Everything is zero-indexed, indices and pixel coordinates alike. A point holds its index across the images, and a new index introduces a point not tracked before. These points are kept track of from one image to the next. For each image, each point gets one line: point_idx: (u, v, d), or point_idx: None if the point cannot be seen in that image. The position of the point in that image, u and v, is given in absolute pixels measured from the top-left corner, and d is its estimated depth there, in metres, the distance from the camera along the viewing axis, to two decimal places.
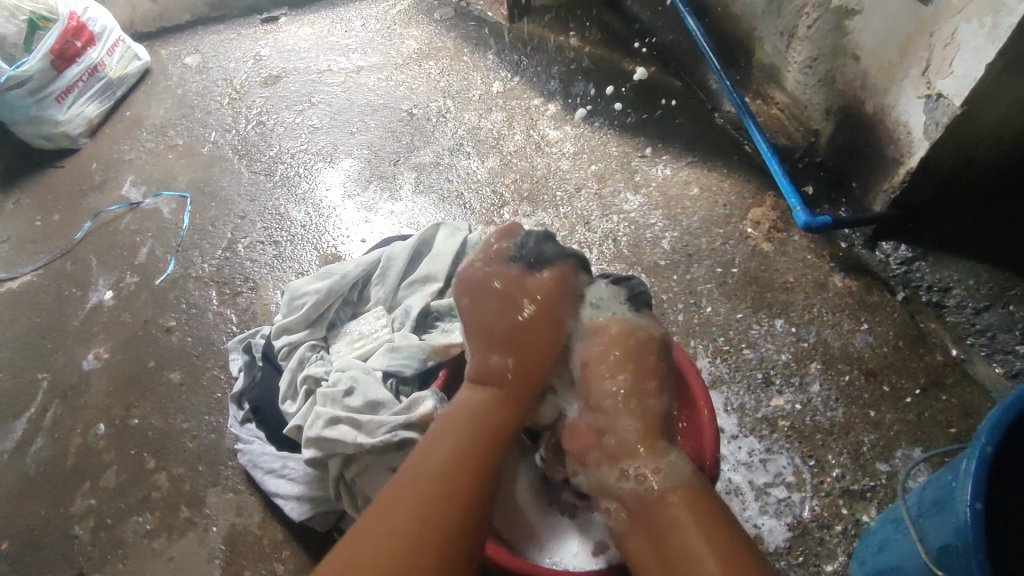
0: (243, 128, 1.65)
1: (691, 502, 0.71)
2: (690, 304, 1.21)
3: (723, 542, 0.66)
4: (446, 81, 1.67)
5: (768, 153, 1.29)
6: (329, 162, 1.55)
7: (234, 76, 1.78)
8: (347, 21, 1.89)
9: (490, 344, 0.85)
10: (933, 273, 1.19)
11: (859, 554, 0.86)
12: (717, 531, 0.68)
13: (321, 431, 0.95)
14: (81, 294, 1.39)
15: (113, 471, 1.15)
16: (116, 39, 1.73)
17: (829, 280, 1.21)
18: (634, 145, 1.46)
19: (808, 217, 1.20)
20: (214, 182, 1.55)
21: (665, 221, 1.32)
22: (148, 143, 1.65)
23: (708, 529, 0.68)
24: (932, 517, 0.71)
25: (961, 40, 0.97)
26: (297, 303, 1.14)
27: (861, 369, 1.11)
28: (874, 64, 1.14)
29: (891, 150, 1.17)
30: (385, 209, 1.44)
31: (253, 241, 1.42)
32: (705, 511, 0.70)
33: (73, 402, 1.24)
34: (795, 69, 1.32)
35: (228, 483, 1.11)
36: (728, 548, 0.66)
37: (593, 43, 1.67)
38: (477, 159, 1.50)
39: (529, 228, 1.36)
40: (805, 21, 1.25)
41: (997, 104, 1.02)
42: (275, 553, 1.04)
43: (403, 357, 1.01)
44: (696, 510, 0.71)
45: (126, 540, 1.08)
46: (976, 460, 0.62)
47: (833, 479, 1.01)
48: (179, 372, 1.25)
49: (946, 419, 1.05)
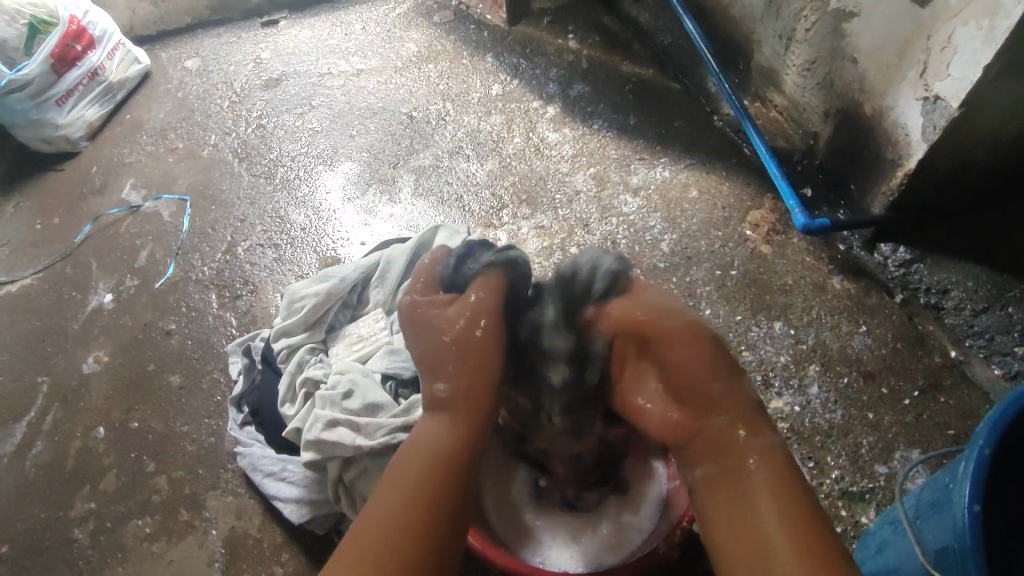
0: (243, 131, 1.65)
1: (777, 480, 0.72)
2: (689, 306, 1.21)
3: (798, 527, 0.67)
4: (446, 84, 1.68)
5: (766, 155, 1.30)
6: (328, 165, 1.55)
7: (234, 79, 1.78)
8: (346, 25, 1.89)
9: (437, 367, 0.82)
10: (931, 275, 1.19)
11: (858, 556, 0.86)
12: (802, 516, 0.68)
13: (321, 434, 0.95)
14: (81, 297, 1.39)
15: (113, 474, 1.15)
16: (116, 43, 1.74)
17: (828, 282, 1.22)
18: (633, 147, 1.46)
19: (807, 220, 1.20)
20: (214, 186, 1.55)
21: (664, 224, 1.33)
22: (148, 147, 1.66)
23: (792, 519, 0.68)
24: (930, 520, 0.71)
25: (959, 42, 0.97)
26: (296, 306, 1.14)
27: (860, 372, 1.11)
28: (872, 67, 1.14)
29: (889, 152, 1.17)
30: (385, 212, 1.45)
31: (253, 244, 1.43)
32: (788, 492, 0.71)
33: (73, 406, 1.25)
34: (794, 72, 1.32)
35: (227, 485, 1.11)
36: (805, 537, 0.66)
37: (592, 46, 1.68)
38: (476, 162, 1.50)
39: (528, 230, 1.36)
40: (804, 24, 1.25)
41: (995, 106, 1.03)
42: (274, 555, 1.04)
43: (402, 359, 1.03)
44: (786, 501, 0.70)
45: (127, 542, 1.08)
46: (974, 462, 0.62)
47: (832, 481, 1.01)
48: (179, 376, 1.25)
49: (945, 421, 1.05)
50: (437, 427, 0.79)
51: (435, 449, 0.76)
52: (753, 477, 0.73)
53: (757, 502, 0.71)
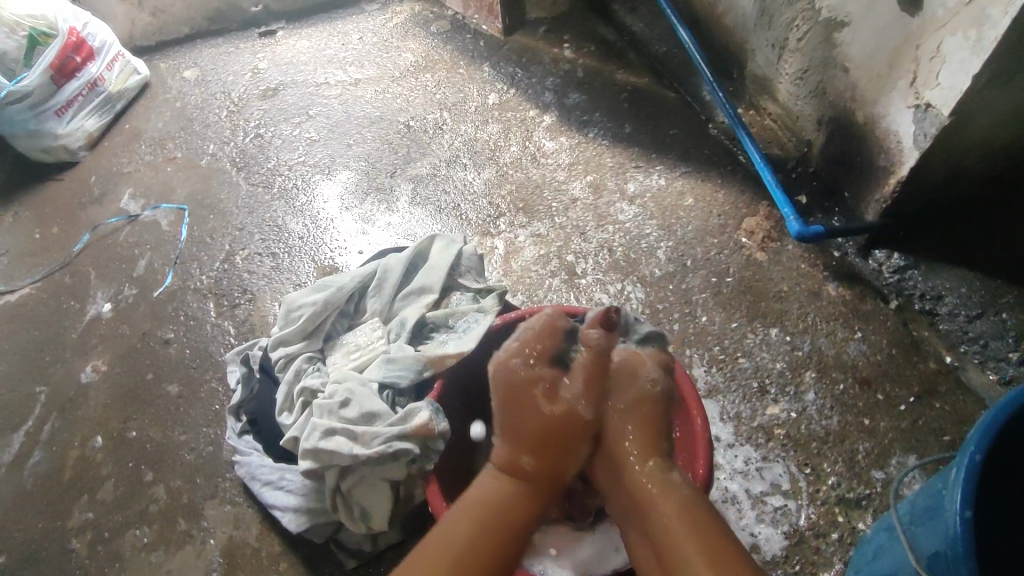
0: (241, 140, 1.66)
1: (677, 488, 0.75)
2: (685, 313, 1.22)
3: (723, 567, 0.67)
4: (443, 93, 1.69)
5: (761, 163, 1.30)
6: (326, 174, 1.56)
7: (232, 89, 1.80)
8: (344, 35, 1.91)
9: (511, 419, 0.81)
10: (925, 281, 1.19)
11: (856, 563, 0.86)
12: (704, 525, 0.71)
13: (318, 442, 0.96)
14: (79, 306, 1.40)
15: (110, 484, 1.15)
16: (116, 54, 1.75)
17: (823, 289, 1.22)
18: (629, 156, 1.47)
19: (801, 227, 1.21)
20: (212, 196, 1.55)
21: (660, 232, 1.33)
22: (147, 156, 1.67)
23: (701, 533, 0.71)
24: (924, 526, 0.72)
25: (948, 52, 0.98)
26: (292, 315, 1.15)
27: (856, 378, 1.11)
28: (864, 75, 1.15)
29: (881, 160, 1.18)
30: (383, 221, 1.45)
31: (251, 253, 1.43)
32: (691, 504, 0.73)
33: (71, 415, 1.25)
34: (787, 81, 1.34)
35: (225, 495, 1.12)
36: (711, 539, 0.70)
37: (587, 55, 1.69)
38: (473, 171, 1.51)
39: (525, 239, 1.36)
40: (795, 33, 1.26)
41: (985, 115, 1.04)
42: (272, 565, 1.04)
43: (399, 368, 1.02)
44: (692, 517, 0.72)
45: (124, 552, 1.08)
46: (965, 468, 0.63)
47: (829, 487, 1.01)
48: (177, 385, 1.26)
49: (940, 427, 1.05)
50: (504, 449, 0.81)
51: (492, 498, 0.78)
52: (673, 491, 0.75)
53: (670, 515, 0.73)
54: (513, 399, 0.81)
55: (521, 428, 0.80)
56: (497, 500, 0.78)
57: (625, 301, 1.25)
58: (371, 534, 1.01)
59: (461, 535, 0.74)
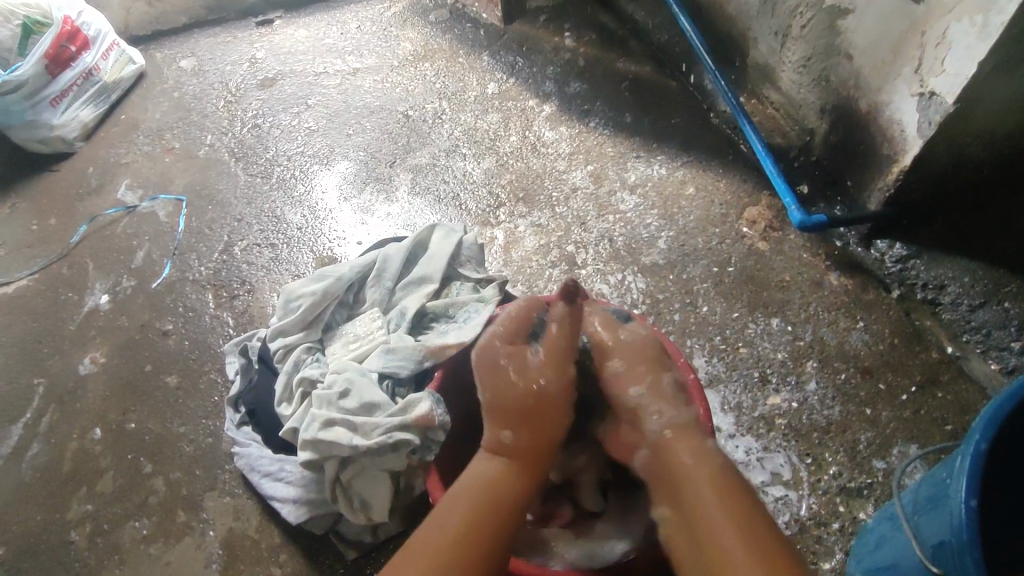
0: (240, 130, 1.65)
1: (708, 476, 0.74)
2: (686, 303, 1.21)
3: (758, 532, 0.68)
4: (442, 83, 1.67)
5: (763, 153, 1.29)
6: (325, 164, 1.55)
7: (230, 79, 1.78)
8: (343, 24, 1.89)
9: (503, 418, 0.82)
10: (928, 271, 1.18)
11: (857, 552, 0.85)
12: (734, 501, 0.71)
13: (317, 433, 0.95)
14: (77, 298, 1.39)
15: (110, 475, 1.15)
16: (111, 43, 1.73)
17: (825, 279, 1.22)
18: (630, 145, 1.46)
19: (803, 216, 1.20)
20: (210, 186, 1.54)
21: (661, 222, 1.33)
22: (145, 147, 1.65)
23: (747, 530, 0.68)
24: (928, 514, 0.71)
25: (953, 38, 0.97)
26: (291, 306, 1.14)
27: (857, 368, 1.11)
28: (868, 62, 1.14)
29: (884, 148, 1.17)
30: (382, 211, 1.44)
31: (250, 243, 1.43)
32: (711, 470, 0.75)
33: (69, 407, 1.24)
34: (789, 69, 1.33)
35: (225, 486, 1.11)
36: (739, 506, 0.71)
37: (588, 44, 1.68)
38: (473, 160, 1.50)
39: (526, 229, 1.36)
40: (799, 21, 1.25)
41: (990, 102, 1.03)
42: (272, 556, 1.04)
43: (398, 359, 1.01)
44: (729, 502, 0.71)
45: (124, 544, 1.08)
46: (970, 456, 0.62)
47: (830, 477, 1.01)
48: (176, 376, 1.25)
49: (942, 416, 1.05)
50: (488, 462, 0.80)
51: (498, 494, 0.76)
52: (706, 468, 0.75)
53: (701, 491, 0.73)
54: (489, 373, 0.84)
55: (506, 399, 0.83)
56: (490, 474, 0.79)
57: (627, 292, 1.24)
58: (371, 525, 1.00)
59: (470, 512, 0.74)
